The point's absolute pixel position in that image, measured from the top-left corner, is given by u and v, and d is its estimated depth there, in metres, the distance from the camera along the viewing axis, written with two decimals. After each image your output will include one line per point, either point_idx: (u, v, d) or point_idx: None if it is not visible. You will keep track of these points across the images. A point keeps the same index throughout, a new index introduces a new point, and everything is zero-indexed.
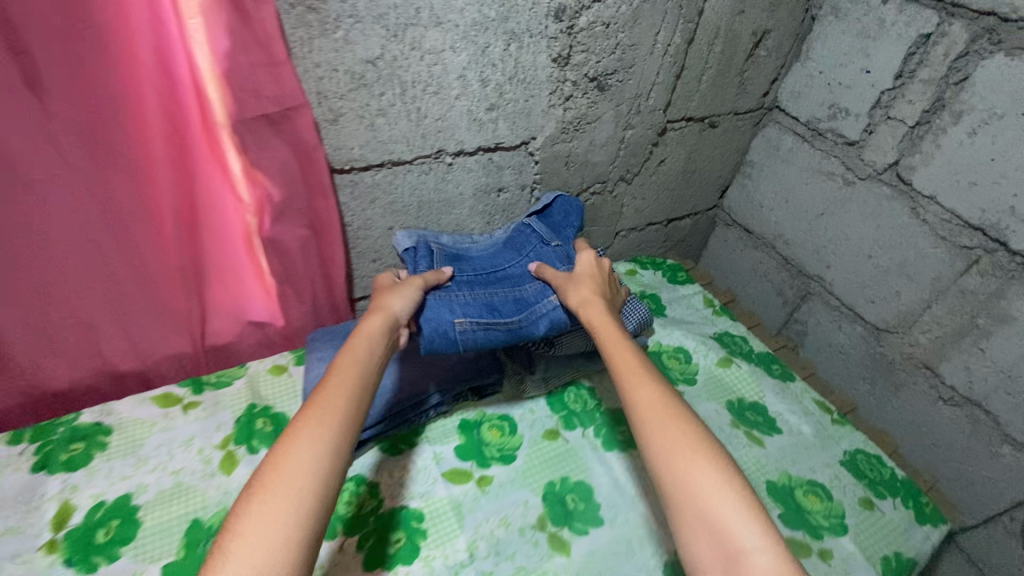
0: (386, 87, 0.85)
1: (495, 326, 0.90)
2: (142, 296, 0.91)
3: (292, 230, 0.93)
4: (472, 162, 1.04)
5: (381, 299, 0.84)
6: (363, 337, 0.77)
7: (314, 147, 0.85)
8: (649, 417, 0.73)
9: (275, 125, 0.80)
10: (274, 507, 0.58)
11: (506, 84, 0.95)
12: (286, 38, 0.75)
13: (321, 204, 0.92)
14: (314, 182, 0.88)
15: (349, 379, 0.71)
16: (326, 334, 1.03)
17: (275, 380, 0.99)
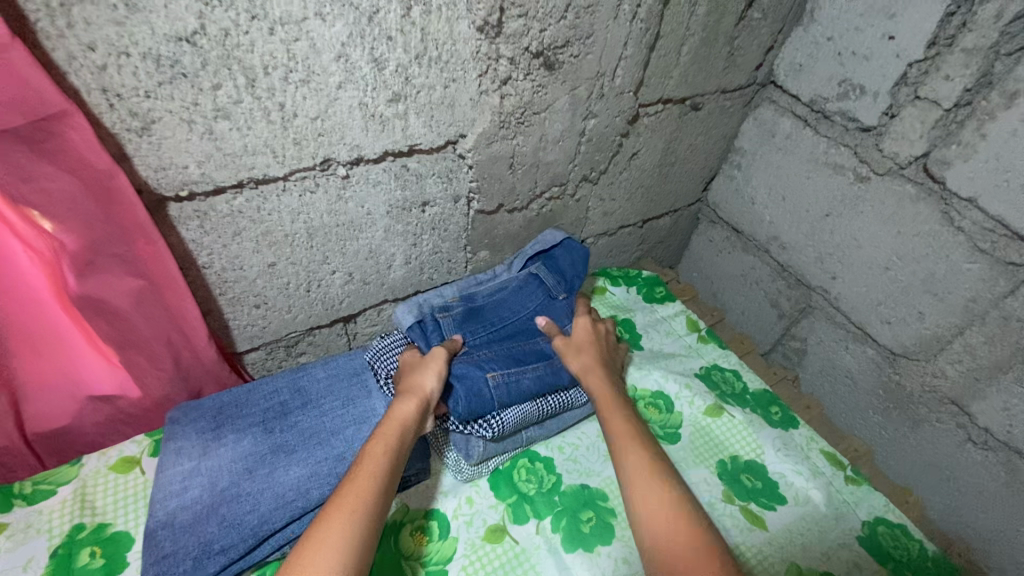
0: (221, 77, 0.57)
1: (523, 372, 0.83)
2: None
3: (112, 283, 0.63)
4: (379, 172, 0.76)
5: (412, 375, 0.76)
6: (393, 421, 0.70)
7: (108, 167, 0.56)
8: (637, 475, 0.71)
9: (25, 139, 0.50)
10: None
11: (413, 65, 0.68)
12: (19, 3, 0.46)
13: (146, 245, 0.63)
14: (126, 218, 0.60)
15: (379, 470, 0.65)
16: (188, 415, 0.76)
17: (118, 484, 0.75)
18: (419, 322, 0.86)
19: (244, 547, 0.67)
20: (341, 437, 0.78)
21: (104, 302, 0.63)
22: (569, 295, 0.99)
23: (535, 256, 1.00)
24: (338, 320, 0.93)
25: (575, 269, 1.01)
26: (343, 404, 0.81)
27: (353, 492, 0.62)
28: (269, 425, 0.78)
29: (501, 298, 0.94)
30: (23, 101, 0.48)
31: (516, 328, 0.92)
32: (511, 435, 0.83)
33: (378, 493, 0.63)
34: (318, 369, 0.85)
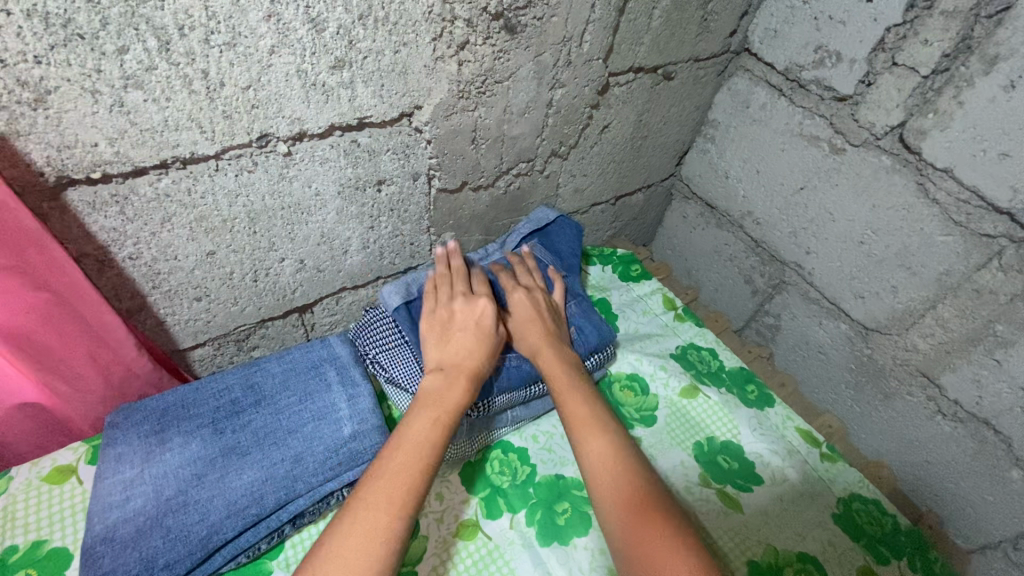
0: (127, 38, 0.49)
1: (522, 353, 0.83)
2: None
3: (5, 299, 0.55)
4: (325, 148, 0.69)
5: (475, 341, 0.74)
6: (450, 392, 0.68)
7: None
8: (598, 465, 0.66)
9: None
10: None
11: (357, 27, 0.60)
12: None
13: (37, 254, 0.55)
14: (5, 226, 0.51)
15: (423, 448, 0.62)
16: (130, 417, 0.68)
17: (52, 495, 0.66)
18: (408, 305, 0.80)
19: (192, 559, 0.60)
20: (298, 436, 0.70)
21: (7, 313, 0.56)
22: (569, 274, 0.96)
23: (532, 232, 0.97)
24: (293, 310, 0.86)
25: (572, 249, 0.99)
26: (301, 399, 0.73)
27: (399, 472, 0.59)
28: (220, 426, 0.69)
29: None
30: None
31: None
32: (496, 415, 0.81)
33: (426, 472, 0.60)
34: (273, 363, 0.76)
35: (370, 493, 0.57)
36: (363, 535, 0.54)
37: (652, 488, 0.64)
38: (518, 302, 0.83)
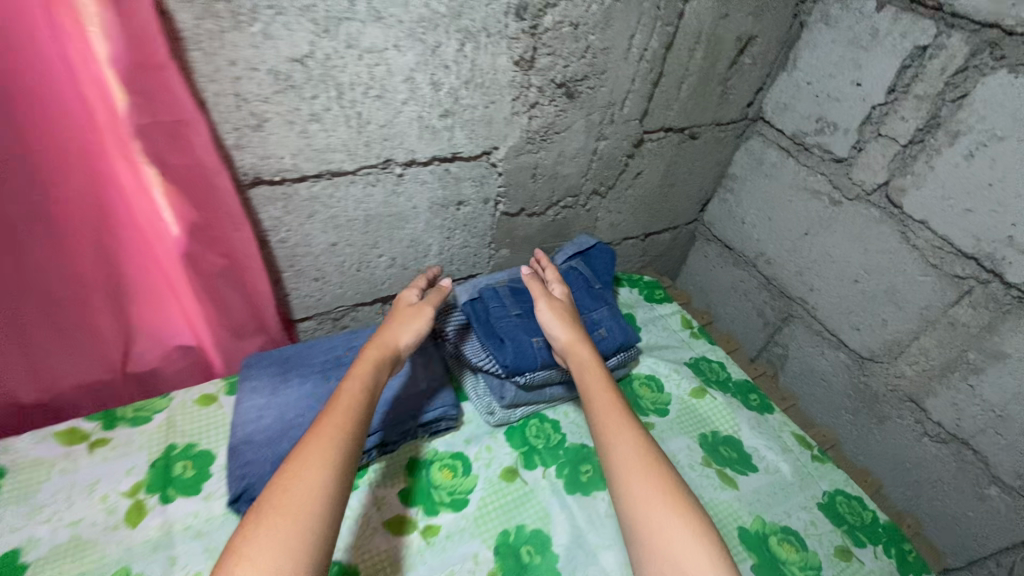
0: (318, 90, 0.74)
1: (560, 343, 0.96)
2: (51, 322, 0.79)
3: (207, 254, 0.77)
4: (426, 173, 0.93)
5: (385, 329, 0.85)
6: (361, 366, 0.79)
7: (214, 169, 0.71)
8: (619, 455, 0.75)
9: (153, 136, 0.64)
10: (284, 542, 0.59)
11: (462, 89, 0.85)
12: (173, 24, 0.62)
13: (234, 229, 0.78)
14: (222, 193, 0.73)
15: (350, 406, 0.73)
16: (261, 361, 0.89)
17: (200, 413, 0.88)
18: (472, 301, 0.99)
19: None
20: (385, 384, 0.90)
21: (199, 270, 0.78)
22: (606, 287, 1.09)
23: (576, 253, 1.11)
24: (379, 299, 1.09)
25: (609, 269, 1.12)
26: None
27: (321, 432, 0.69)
28: (328, 372, 0.91)
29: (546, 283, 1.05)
30: (173, 107, 0.63)
31: None
32: (537, 389, 0.96)
33: (349, 423, 0.71)
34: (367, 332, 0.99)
35: (309, 448, 0.67)
36: (298, 479, 0.64)
37: (654, 468, 0.74)
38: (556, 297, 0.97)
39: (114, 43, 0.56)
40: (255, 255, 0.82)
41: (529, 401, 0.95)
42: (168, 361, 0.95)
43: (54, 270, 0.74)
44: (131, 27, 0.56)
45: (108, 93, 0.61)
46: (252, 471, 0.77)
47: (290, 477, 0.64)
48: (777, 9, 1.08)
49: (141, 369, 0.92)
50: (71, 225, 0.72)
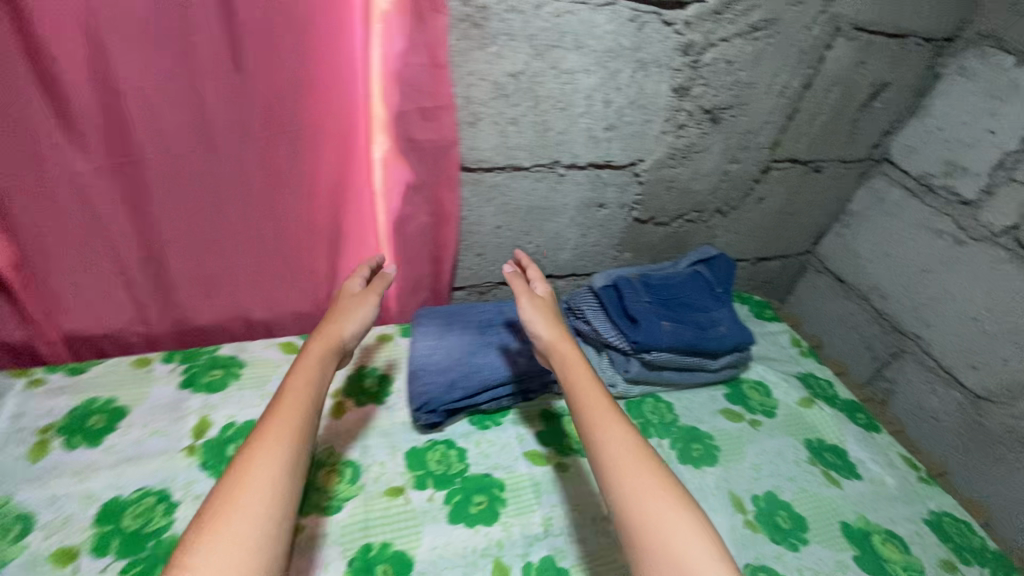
0: (522, 98, 0.96)
1: (683, 330, 1.06)
2: (292, 252, 1.08)
3: (422, 205, 1.04)
4: (581, 176, 1.11)
5: (331, 321, 0.87)
6: (308, 359, 0.80)
7: (447, 144, 0.96)
8: (608, 453, 0.70)
9: (413, 116, 0.91)
10: (241, 529, 0.58)
11: (627, 108, 1.03)
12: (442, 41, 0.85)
13: (447, 192, 1.03)
14: (448, 163, 0.98)
15: (298, 398, 0.73)
16: (431, 314, 1.10)
17: (383, 346, 1.10)
18: (608, 286, 1.12)
19: (472, 389, 0.98)
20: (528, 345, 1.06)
21: (410, 218, 1.05)
22: (726, 294, 1.18)
23: (699, 260, 1.20)
24: None
25: (729, 278, 1.20)
26: (529, 325, 1.10)
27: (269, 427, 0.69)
28: (481, 330, 1.09)
29: (675, 281, 1.14)
30: (435, 94, 0.89)
31: (682, 304, 1.12)
32: (655, 370, 1.07)
33: (298, 418, 0.71)
34: (514, 303, 1.15)
35: (256, 442, 0.67)
36: (243, 474, 0.63)
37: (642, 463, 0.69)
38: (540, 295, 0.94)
39: (400, 41, 0.83)
40: (454, 215, 1.07)
41: (647, 380, 1.07)
42: (356, 305, 1.20)
43: (300, 215, 1.03)
44: (420, 38, 0.83)
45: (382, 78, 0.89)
46: (429, 392, 0.96)
47: (240, 469, 0.63)
48: (914, 61, 1.18)
49: (341, 305, 1.19)
50: (320, 181, 1.00)
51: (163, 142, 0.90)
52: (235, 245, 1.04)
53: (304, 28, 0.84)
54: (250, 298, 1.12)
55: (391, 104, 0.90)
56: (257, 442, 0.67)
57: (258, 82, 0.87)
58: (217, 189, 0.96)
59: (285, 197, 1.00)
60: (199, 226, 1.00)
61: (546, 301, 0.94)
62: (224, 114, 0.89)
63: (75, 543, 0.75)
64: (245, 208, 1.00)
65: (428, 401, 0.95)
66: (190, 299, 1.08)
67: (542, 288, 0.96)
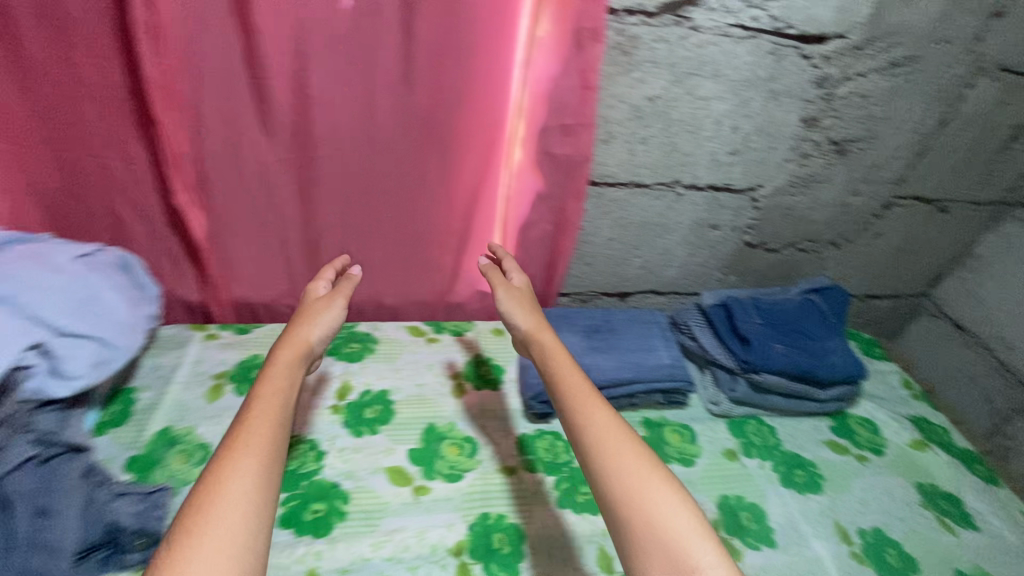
0: (656, 120, 1.03)
1: (795, 356, 1.08)
2: (424, 245, 1.20)
3: (546, 214, 1.14)
4: (699, 197, 1.16)
5: (300, 323, 0.82)
6: (277, 364, 0.75)
7: (582, 159, 1.04)
8: (603, 445, 0.68)
9: (556, 132, 1.02)
10: (223, 541, 0.53)
11: (754, 135, 1.07)
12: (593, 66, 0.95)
13: (573, 203, 1.10)
14: (578, 176, 1.06)
15: (273, 406, 0.68)
16: (542, 315, 1.17)
17: (496, 339, 1.19)
18: (719, 305, 1.16)
19: None
20: (635, 352, 1.10)
21: (534, 223, 1.15)
22: (840, 325, 1.17)
23: (812, 289, 1.21)
24: (618, 294, 1.31)
25: (843, 310, 1.19)
26: (635, 334, 1.14)
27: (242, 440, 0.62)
28: (590, 334, 1.14)
29: (788, 306, 1.16)
30: (579, 113, 0.99)
31: (795, 329, 1.13)
32: (762, 392, 1.09)
33: (270, 429, 0.65)
34: (620, 312, 1.19)
35: (227, 456, 0.60)
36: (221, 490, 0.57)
37: (635, 458, 0.66)
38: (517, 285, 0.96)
39: (556, 65, 0.96)
40: (574, 224, 1.13)
41: (753, 401, 1.09)
42: (471, 300, 1.31)
43: (437, 213, 1.16)
44: (575, 62, 0.95)
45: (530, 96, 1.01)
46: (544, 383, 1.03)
47: (216, 483, 0.57)
48: None
49: (457, 300, 1.29)
50: (459, 184, 1.13)
51: (337, 140, 1.06)
52: (378, 234, 1.18)
53: (472, 49, 0.97)
54: (381, 284, 1.25)
55: (537, 118, 1.02)
56: (226, 456, 0.61)
57: (424, 93, 1.01)
58: (372, 183, 1.11)
59: (427, 196, 1.14)
60: (353, 215, 1.15)
61: (527, 294, 0.95)
62: (391, 119, 1.04)
63: None
64: (393, 202, 1.14)
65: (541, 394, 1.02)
66: (333, 280, 1.22)
67: (518, 278, 0.97)
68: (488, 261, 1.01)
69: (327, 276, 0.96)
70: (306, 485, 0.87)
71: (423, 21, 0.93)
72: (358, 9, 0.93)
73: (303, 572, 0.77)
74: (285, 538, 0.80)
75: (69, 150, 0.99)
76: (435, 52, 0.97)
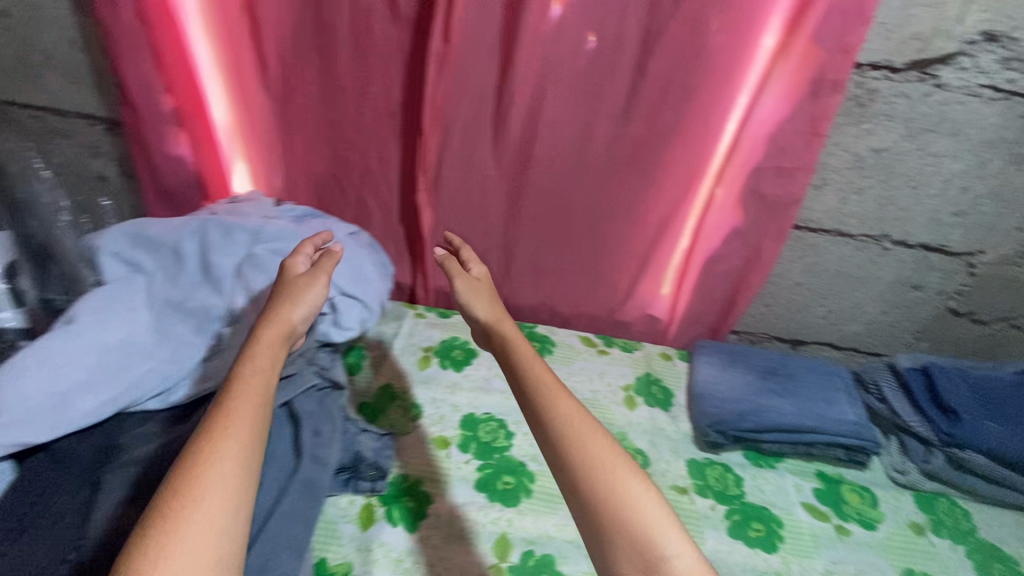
0: (879, 172, 1.05)
1: (1008, 440, 1.00)
2: (606, 264, 1.28)
3: (737, 250, 1.17)
4: (907, 254, 1.14)
5: (279, 303, 0.79)
6: (260, 350, 0.73)
7: (790, 201, 1.08)
8: (580, 438, 0.71)
9: (770, 171, 1.07)
10: (204, 534, 0.54)
11: (984, 197, 1.05)
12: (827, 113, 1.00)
13: (770, 243, 1.14)
14: (783, 219, 1.10)
15: (252, 399, 0.66)
16: (717, 349, 1.20)
17: (666, 363, 1.21)
18: (917, 370, 1.11)
19: (763, 424, 1.04)
20: (817, 403, 1.09)
21: (721, 256, 1.18)
22: None
23: None
24: (792, 340, 1.31)
25: None
26: (817, 385, 1.13)
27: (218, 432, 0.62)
28: (767, 376, 1.15)
29: (1002, 385, 1.07)
30: (800, 156, 1.04)
31: (1011, 411, 1.04)
32: (959, 472, 1.02)
33: (247, 421, 0.64)
34: (800, 361, 1.19)
35: (204, 450, 0.60)
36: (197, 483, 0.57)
37: (602, 455, 0.69)
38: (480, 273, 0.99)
39: (784, 110, 1.01)
40: (767, 265, 1.17)
41: (947, 480, 1.02)
42: (637, 321, 1.35)
43: (625, 234, 1.24)
44: (806, 107, 1.00)
45: (747, 136, 1.06)
46: (723, 413, 1.05)
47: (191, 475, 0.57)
48: None
49: (624, 319, 1.35)
50: (652, 209, 1.19)
51: (552, 158, 1.18)
52: (567, 247, 1.28)
53: (699, 88, 1.04)
54: (557, 293, 1.35)
55: (753, 156, 1.07)
56: (207, 445, 0.61)
57: (641, 123, 1.11)
58: (573, 200, 1.22)
59: (619, 218, 1.22)
60: (549, 226, 1.26)
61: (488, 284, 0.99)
62: (604, 143, 1.15)
63: (448, 436, 0.99)
64: (586, 219, 1.24)
65: (720, 422, 1.04)
66: (518, 283, 1.35)
67: (477, 269, 1.00)
68: (444, 251, 1.03)
69: (307, 251, 0.88)
70: (498, 457, 0.97)
71: (659, 59, 1.03)
72: (599, 51, 1.05)
73: (497, 533, 0.87)
74: (482, 499, 0.90)
75: (343, 147, 1.22)
76: (663, 87, 1.06)
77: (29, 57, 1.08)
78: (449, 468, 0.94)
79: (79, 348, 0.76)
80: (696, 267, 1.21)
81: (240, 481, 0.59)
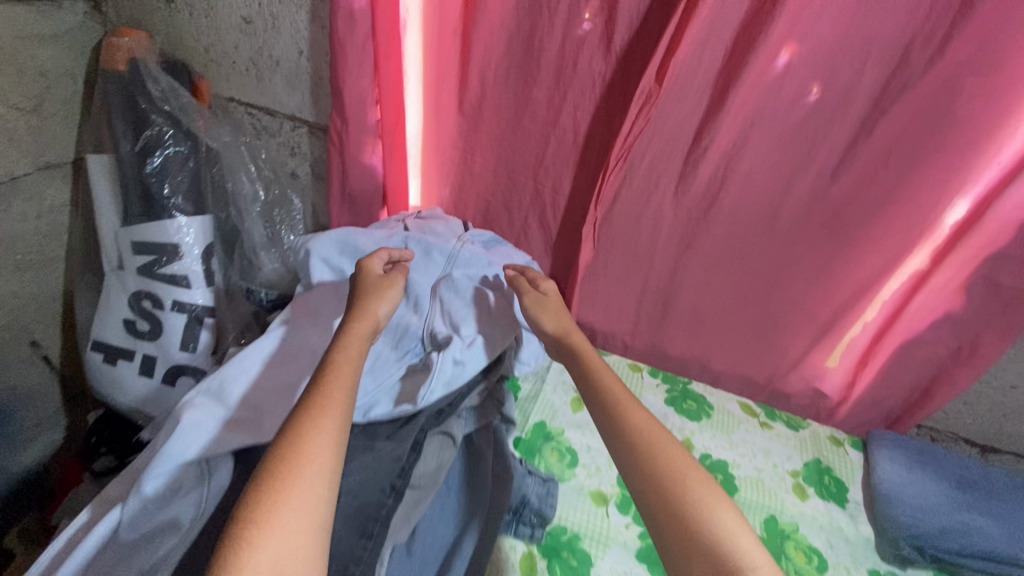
0: None
1: None
2: (779, 327, 1.20)
3: (948, 338, 1.06)
4: None
5: (363, 300, 0.80)
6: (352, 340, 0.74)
7: None
8: (651, 449, 0.65)
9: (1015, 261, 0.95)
10: (304, 509, 0.54)
11: None
12: None
13: (994, 338, 1.01)
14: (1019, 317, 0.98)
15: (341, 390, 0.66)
16: (896, 445, 1.06)
17: (837, 451, 1.11)
18: None
19: (969, 547, 0.91)
20: None
21: (925, 340, 1.08)
22: None
23: None
24: (980, 445, 1.17)
25: None
26: None
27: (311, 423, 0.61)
28: (964, 487, 1.00)
29: None
30: None
31: None
32: None
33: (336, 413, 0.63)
34: (1002, 476, 1.02)
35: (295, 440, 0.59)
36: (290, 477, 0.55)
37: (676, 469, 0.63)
38: (545, 289, 0.88)
39: None
40: (982, 361, 1.03)
41: None
42: (801, 392, 1.26)
43: (807, 299, 1.14)
44: None
45: (990, 218, 0.94)
46: (921, 526, 0.93)
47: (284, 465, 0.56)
48: None
49: (786, 387, 1.26)
50: (848, 279, 1.09)
51: (738, 209, 1.11)
52: (738, 303, 1.20)
53: (940, 157, 0.94)
54: (715, 350, 1.29)
55: (997, 241, 0.95)
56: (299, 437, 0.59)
57: (856, 187, 1.01)
58: (754, 257, 1.14)
59: (803, 282, 1.13)
60: (723, 281, 1.19)
61: (557, 303, 0.87)
62: (802, 201, 1.06)
63: (607, 492, 0.93)
64: (766, 278, 1.16)
65: (915, 534, 0.93)
66: (676, 331, 1.30)
67: (548, 285, 0.89)
68: (513, 271, 0.91)
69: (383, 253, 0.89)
70: None
71: (898, 122, 0.93)
72: (821, 105, 0.96)
73: None
74: (644, 573, 0.84)
75: (520, 173, 1.21)
76: (895, 153, 0.96)
77: (259, 62, 1.18)
78: (609, 530, 0.88)
79: (298, 348, 0.84)
80: (891, 347, 1.11)
81: (326, 478, 0.58)
